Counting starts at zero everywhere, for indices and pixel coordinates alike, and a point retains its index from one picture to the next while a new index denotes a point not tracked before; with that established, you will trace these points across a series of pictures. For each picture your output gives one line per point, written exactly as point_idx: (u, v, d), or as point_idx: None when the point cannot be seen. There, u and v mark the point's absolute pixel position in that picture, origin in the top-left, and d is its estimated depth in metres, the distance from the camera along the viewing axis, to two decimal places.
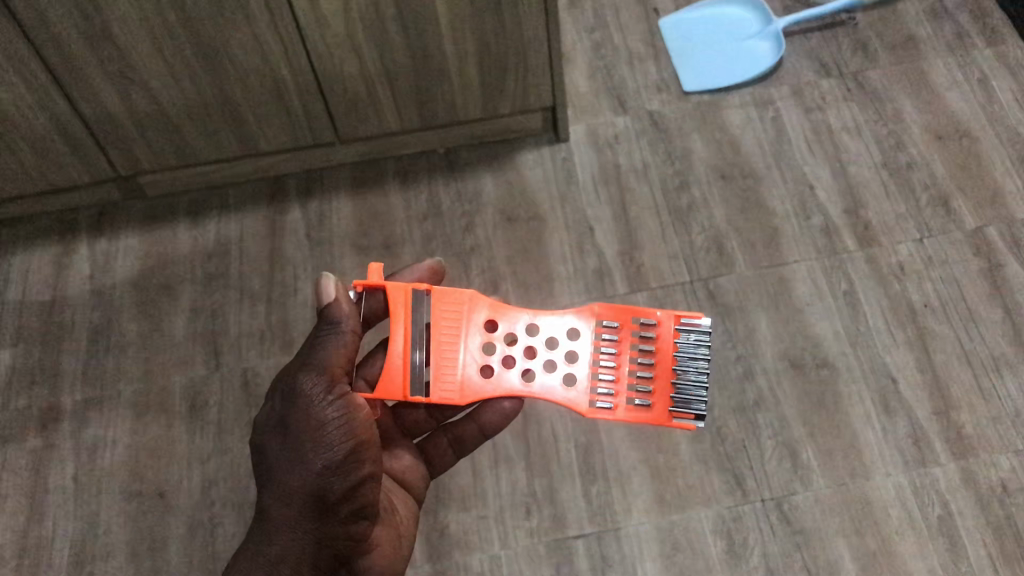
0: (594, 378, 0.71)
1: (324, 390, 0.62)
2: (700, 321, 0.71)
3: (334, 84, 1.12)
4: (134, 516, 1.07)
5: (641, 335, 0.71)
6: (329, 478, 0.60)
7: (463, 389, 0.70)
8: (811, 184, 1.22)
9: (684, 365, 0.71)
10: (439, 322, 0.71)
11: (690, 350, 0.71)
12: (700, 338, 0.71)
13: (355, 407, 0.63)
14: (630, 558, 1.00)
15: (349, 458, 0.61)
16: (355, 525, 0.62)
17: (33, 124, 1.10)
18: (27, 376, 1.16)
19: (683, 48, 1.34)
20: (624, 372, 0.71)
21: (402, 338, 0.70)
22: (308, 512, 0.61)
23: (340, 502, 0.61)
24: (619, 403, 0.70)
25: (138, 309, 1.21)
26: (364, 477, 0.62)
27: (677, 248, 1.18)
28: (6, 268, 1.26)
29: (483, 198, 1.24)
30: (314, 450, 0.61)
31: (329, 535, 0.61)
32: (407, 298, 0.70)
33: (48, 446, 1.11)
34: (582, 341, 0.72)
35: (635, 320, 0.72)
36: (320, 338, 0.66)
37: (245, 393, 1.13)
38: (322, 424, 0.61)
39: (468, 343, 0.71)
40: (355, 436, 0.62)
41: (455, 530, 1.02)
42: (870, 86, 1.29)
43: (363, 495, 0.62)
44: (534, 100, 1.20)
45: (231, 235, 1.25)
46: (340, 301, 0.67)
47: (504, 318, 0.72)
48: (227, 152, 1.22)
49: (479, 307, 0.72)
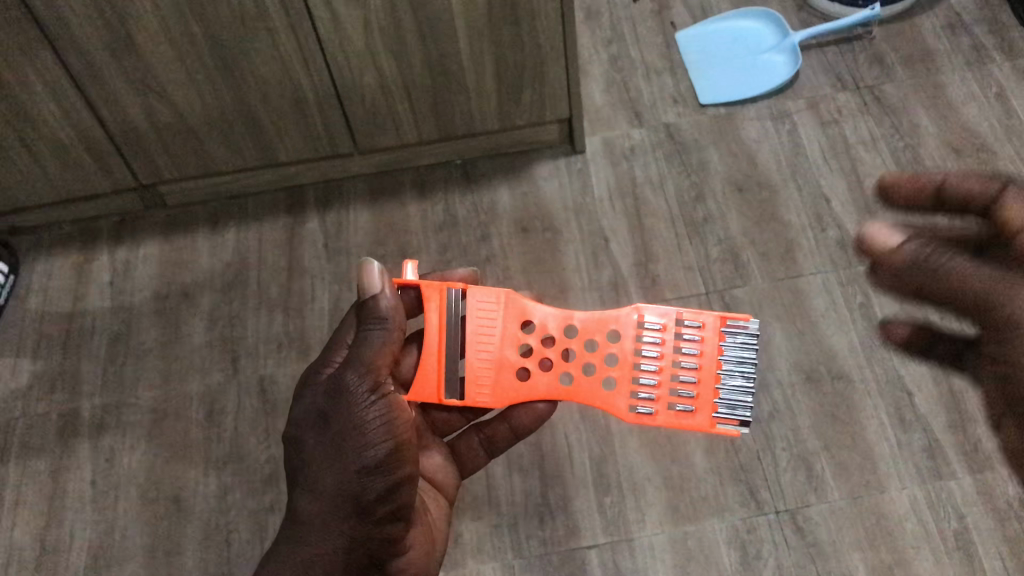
0: (633, 382, 0.68)
1: (368, 390, 0.62)
2: (748, 323, 0.67)
3: (352, 95, 1.13)
4: (151, 520, 1.08)
5: (683, 337, 0.68)
6: (367, 478, 0.60)
7: (498, 390, 0.69)
8: (827, 196, 1.22)
9: (729, 369, 0.67)
10: (472, 323, 0.69)
11: (737, 354, 0.67)
12: (749, 340, 0.67)
13: (398, 409, 0.63)
14: (643, 568, 1.00)
15: (389, 459, 0.61)
16: (389, 526, 0.62)
17: (57, 133, 1.11)
18: (47, 381, 1.18)
19: (700, 61, 1.35)
20: (666, 375, 0.68)
21: (436, 340, 0.69)
22: (344, 512, 0.60)
23: (376, 502, 0.60)
24: (660, 408, 0.68)
25: (157, 316, 1.22)
26: (403, 478, 0.62)
27: (693, 259, 1.18)
28: (27, 274, 1.27)
29: (499, 209, 1.25)
30: (355, 448, 0.60)
31: (364, 534, 0.60)
32: (442, 297, 0.69)
33: (67, 451, 1.13)
34: (621, 342, 0.69)
35: (678, 320, 0.68)
36: (365, 334, 0.66)
37: (261, 400, 1.14)
38: (364, 423, 0.61)
39: (503, 346, 0.69)
40: (396, 436, 0.62)
41: (469, 538, 1.03)
42: (886, 100, 1.29)
43: (401, 496, 0.62)
44: (551, 112, 1.21)
45: (250, 244, 1.27)
46: (389, 296, 0.67)
47: (539, 319, 0.69)
48: (247, 162, 1.23)
49: (514, 308, 0.69)
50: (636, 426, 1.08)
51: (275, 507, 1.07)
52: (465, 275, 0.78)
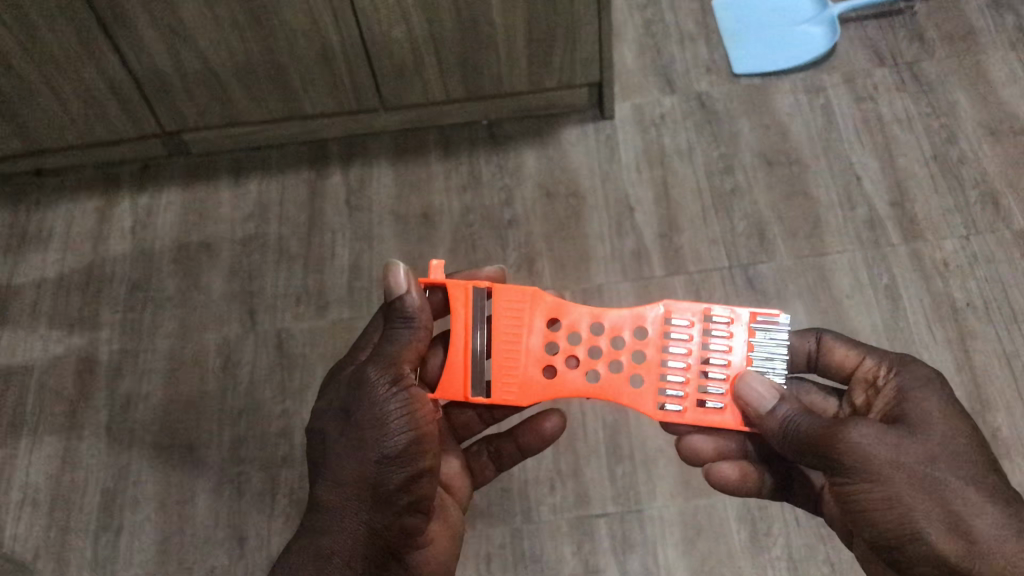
0: (662, 379, 0.67)
1: (389, 382, 0.61)
2: (778, 318, 0.68)
3: (380, 50, 1.12)
4: (165, 468, 1.09)
5: (712, 333, 0.68)
6: (387, 469, 0.60)
7: (525, 389, 0.67)
8: (858, 174, 1.20)
9: (759, 366, 0.67)
10: (499, 321, 0.67)
11: (766, 349, 0.68)
12: (777, 336, 0.68)
13: (418, 402, 0.62)
14: (652, 540, 1.00)
15: (408, 451, 0.61)
16: (408, 516, 0.62)
17: (83, 75, 1.11)
18: (66, 324, 1.18)
19: (736, 30, 1.32)
20: (695, 373, 0.67)
21: (462, 337, 0.67)
22: (363, 503, 0.60)
23: (395, 493, 0.61)
24: (688, 405, 0.67)
25: (176, 265, 1.22)
26: (421, 471, 0.62)
27: (718, 232, 1.17)
28: (49, 216, 1.27)
29: (524, 172, 1.24)
30: (374, 439, 0.60)
31: (383, 524, 0.61)
32: (468, 296, 0.67)
33: (83, 395, 1.13)
34: (649, 339, 0.67)
35: (706, 317, 0.68)
36: (392, 332, 0.65)
37: (277, 353, 1.14)
38: (384, 414, 0.60)
39: (530, 345, 0.67)
40: (416, 428, 0.61)
41: (479, 501, 1.03)
42: (925, 77, 1.26)
43: (419, 487, 0.62)
44: (581, 75, 1.19)
45: (272, 197, 1.26)
46: (415, 295, 0.65)
47: (568, 317, 0.68)
48: (271, 113, 1.22)
49: (542, 305, 0.68)
50: None
51: (288, 459, 1.07)
52: (493, 274, 0.78)
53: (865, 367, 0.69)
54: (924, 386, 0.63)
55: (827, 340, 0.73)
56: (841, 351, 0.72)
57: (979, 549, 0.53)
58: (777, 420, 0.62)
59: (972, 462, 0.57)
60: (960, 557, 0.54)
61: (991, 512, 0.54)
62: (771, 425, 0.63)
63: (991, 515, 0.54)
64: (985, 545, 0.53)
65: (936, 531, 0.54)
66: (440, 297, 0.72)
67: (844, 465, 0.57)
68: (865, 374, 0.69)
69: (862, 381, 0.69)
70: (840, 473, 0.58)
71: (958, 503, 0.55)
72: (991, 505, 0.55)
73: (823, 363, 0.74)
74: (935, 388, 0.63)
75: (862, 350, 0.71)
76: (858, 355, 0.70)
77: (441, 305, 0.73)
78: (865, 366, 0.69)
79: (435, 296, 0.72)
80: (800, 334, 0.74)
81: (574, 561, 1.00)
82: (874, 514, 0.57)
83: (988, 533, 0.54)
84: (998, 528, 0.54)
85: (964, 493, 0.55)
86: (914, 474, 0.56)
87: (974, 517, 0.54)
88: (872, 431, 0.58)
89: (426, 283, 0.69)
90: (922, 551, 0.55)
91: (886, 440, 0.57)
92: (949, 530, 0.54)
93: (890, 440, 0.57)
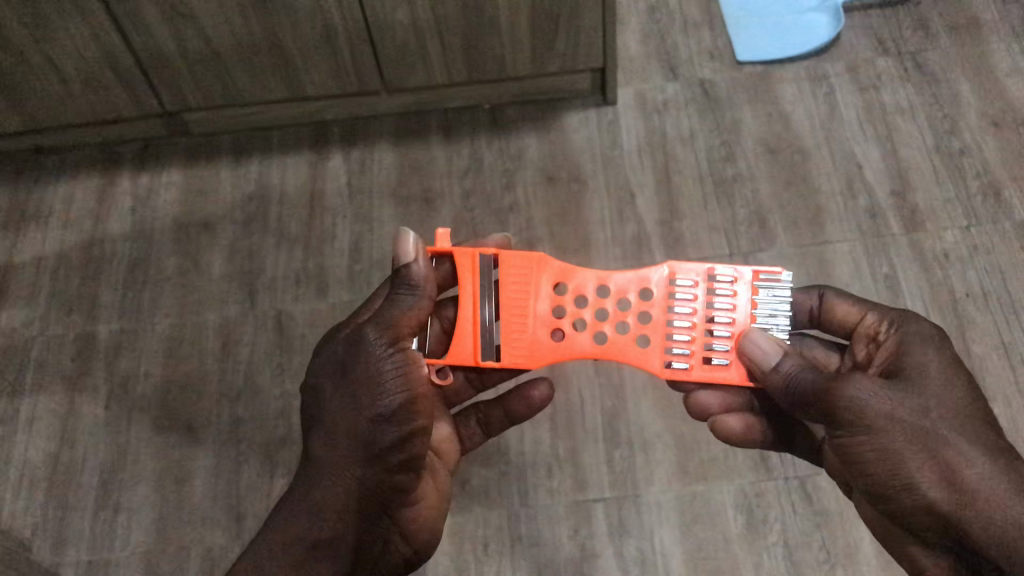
0: (668, 338, 0.67)
1: (386, 344, 0.62)
2: (781, 275, 0.68)
3: (384, 33, 1.12)
4: (164, 447, 1.09)
5: (716, 292, 0.67)
6: (382, 427, 0.60)
7: (534, 352, 0.67)
8: (860, 163, 1.20)
9: (763, 323, 0.67)
10: (506, 287, 0.68)
11: (769, 306, 0.67)
12: (780, 293, 0.68)
13: (414, 364, 0.62)
14: (648, 524, 1.00)
15: (401, 410, 0.61)
16: (400, 475, 0.62)
17: (85, 53, 1.11)
18: (65, 303, 1.18)
19: (740, 17, 1.32)
20: (701, 332, 0.67)
21: (471, 305, 0.67)
22: (356, 458, 0.59)
23: (388, 451, 0.60)
24: (695, 362, 0.67)
25: (177, 245, 1.22)
26: (415, 431, 0.62)
27: (719, 219, 1.17)
28: (49, 194, 1.27)
29: (526, 156, 1.24)
30: (369, 397, 0.60)
31: (375, 481, 0.60)
32: (475, 264, 0.68)
33: (82, 374, 1.14)
34: (654, 300, 0.67)
35: (710, 277, 0.68)
36: (394, 298, 0.64)
37: (277, 334, 1.14)
38: (380, 373, 0.61)
39: (537, 309, 0.68)
40: (411, 388, 0.62)
41: (477, 484, 1.04)
42: (929, 67, 1.26)
43: (412, 448, 0.62)
44: (584, 61, 1.19)
45: (272, 177, 1.26)
46: (421, 264, 0.64)
47: (573, 281, 0.68)
48: (273, 94, 1.22)
49: (548, 269, 0.68)
50: (649, 385, 1.07)
51: (287, 440, 1.08)
52: (499, 241, 0.78)
53: (867, 323, 0.69)
54: (923, 340, 0.62)
55: (829, 297, 0.72)
56: (843, 307, 0.71)
57: (970, 499, 0.54)
58: (781, 376, 0.62)
59: (966, 414, 0.58)
60: (950, 506, 0.55)
61: (983, 462, 0.55)
62: (776, 381, 0.62)
63: (983, 466, 0.55)
64: (977, 495, 0.54)
65: (929, 483, 0.55)
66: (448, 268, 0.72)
67: (841, 418, 0.58)
68: (866, 330, 0.69)
69: (864, 337, 0.69)
70: (836, 426, 0.59)
71: (951, 455, 0.55)
72: (984, 455, 0.55)
73: (825, 320, 0.73)
74: (935, 342, 0.62)
75: (865, 306, 0.70)
76: (860, 311, 0.70)
77: (449, 276, 0.72)
78: (867, 322, 0.69)
79: (443, 267, 0.72)
80: (802, 290, 0.74)
81: (571, 544, 1.00)
82: (867, 465, 0.58)
83: (980, 483, 0.54)
84: (991, 478, 0.54)
85: (957, 445, 0.56)
86: (908, 427, 0.56)
87: (966, 467, 0.55)
88: (868, 386, 0.58)
89: (434, 252, 0.69)
90: (914, 500, 0.56)
91: (882, 395, 0.58)
92: (941, 480, 0.55)
93: (885, 394, 0.58)
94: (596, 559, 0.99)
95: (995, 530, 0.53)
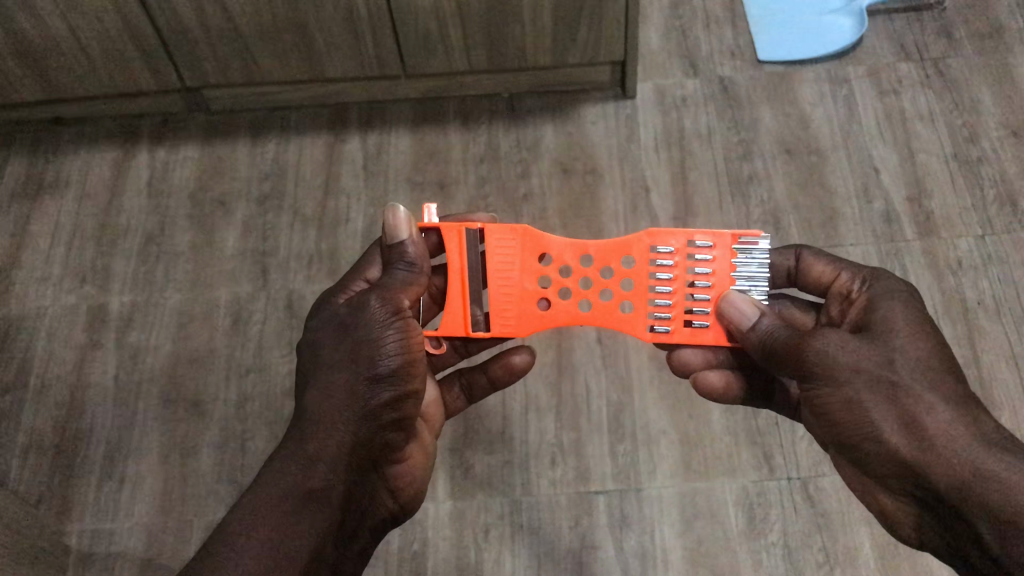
0: (650, 304, 0.68)
1: (388, 312, 0.61)
2: (759, 239, 0.66)
3: (405, 17, 1.12)
4: (169, 420, 1.09)
5: (695, 259, 0.67)
6: (380, 387, 0.60)
7: (522, 320, 0.68)
8: (877, 168, 1.20)
9: (742, 286, 0.67)
10: (493, 261, 0.67)
11: (748, 270, 0.67)
12: (759, 256, 0.66)
13: (413, 334, 0.62)
14: (650, 519, 1.00)
15: (400, 372, 0.61)
16: (390, 432, 0.62)
17: (107, 24, 1.12)
18: (80, 274, 1.19)
19: (763, 17, 1.32)
20: (681, 297, 0.67)
21: (459, 281, 0.68)
22: (353, 412, 0.59)
23: (383, 410, 0.60)
24: (676, 326, 0.68)
25: (191, 221, 1.22)
26: (408, 393, 0.62)
27: (733, 218, 1.16)
28: (66, 164, 1.28)
29: (542, 146, 1.24)
30: (369, 357, 0.60)
31: (368, 435, 0.60)
32: (462, 239, 0.67)
33: (92, 344, 1.14)
34: (635, 268, 0.68)
35: (689, 243, 0.67)
36: (390, 274, 0.66)
37: (288, 312, 1.14)
38: (382, 339, 0.60)
39: (525, 278, 0.68)
40: (410, 353, 0.61)
41: (480, 470, 1.04)
42: (951, 74, 1.25)
43: (403, 408, 0.62)
44: (605, 54, 1.19)
45: (289, 157, 1.26)
46: (415, 242, 0.67)
47: (558, 252, 0.67)
48: (294, 75, 1.23)
49: (533, 240, 0.67)
50: (657, 378, 1.07)
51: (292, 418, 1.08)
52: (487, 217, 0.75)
53: (840, 281, 0.67)
54: (893, 297, 0.61)
55: (807, 257, 0.70)
56: (819, 268, 0.69)
57: (928, 444, 0.53)
58: (756, 336, 0.63)
59: (933, 366, 0.56)
60: (911, 454, 0.54)
61: (941, 409, 0.54)
62: (752, 341, 0.63)
63: (943, 411, 0.54)
64: (934, 439, 0.53)
65: (889, 429, 0.55)
66: (435, 240, 0.71)
67: (811, 372, 0.58)
68: (840, 289, 0.67)
69: (837, 296, 0.67)
70: (805, 379, 0.59)
71: (910, 401, 0.54)
72: (944, 403, 0.54)
73: (804, 280, 0.71)
74: (905, 298, 0.61)
75: (839, 265, 0.68)
76: (834, 270, 0.68)
77: (437, 247, 0.71)
78: (840, 281, 0.67)
79: (430, 240, 0.71)
80: (779, 250, 0.72)
81: (571, 535, 1.00)
82: (836, 418, 0.58)
83: (938, 428, 0.53)
84: (951, 424, 0.53)
85: (919, 395, 0.54)
86: (870, 376, 0.56)
87: (925, 414, 0.54)
88: (836, 339, 0.58)
89: (422, 226, 0.68)
90: (879, 450, 0.56)
91: (851, 349, 0.57)
92: (900, 425, 0.54)
93: (852, 346, 0.57)
94: (596, 551, 0.99)
95: (952, 472, 0.52)
